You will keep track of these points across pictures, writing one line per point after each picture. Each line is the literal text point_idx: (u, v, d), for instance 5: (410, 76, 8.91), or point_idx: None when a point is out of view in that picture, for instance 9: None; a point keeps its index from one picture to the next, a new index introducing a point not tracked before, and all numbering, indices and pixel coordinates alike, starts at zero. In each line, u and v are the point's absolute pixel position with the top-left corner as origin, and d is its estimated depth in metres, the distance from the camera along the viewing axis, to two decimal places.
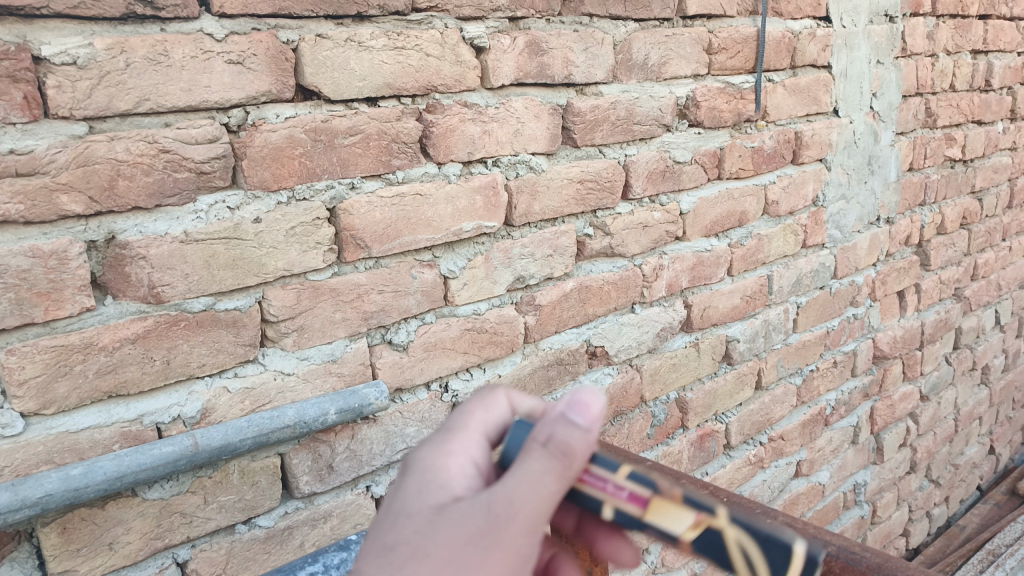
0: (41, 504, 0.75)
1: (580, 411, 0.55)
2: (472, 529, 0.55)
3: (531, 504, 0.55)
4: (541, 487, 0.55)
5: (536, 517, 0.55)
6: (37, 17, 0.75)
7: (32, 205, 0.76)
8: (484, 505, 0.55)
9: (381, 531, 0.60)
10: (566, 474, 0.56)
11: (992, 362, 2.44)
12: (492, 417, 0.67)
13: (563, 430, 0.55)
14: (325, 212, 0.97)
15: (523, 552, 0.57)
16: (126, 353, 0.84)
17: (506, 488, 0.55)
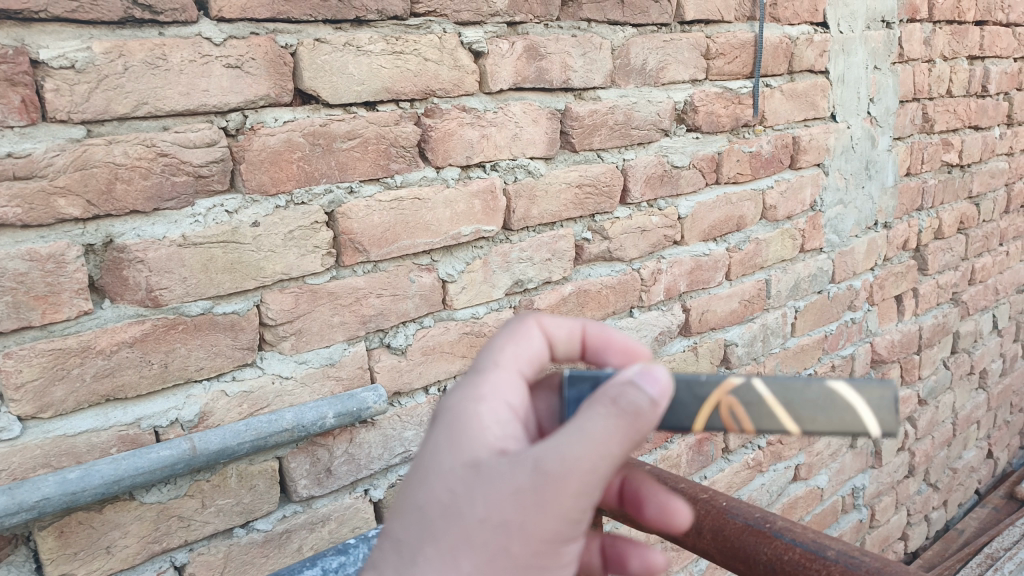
0: (37, 508, 0.75)
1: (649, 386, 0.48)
2: (512, 489, 0.48)
3: (589, 465, 0.47)
4: (604, 449, 0.47)
5: (594, 481, 0.47)
6: (36, 21, 0.75)
7: (29, 209, 0.77)
8: (529, 464, 0.48)
9: (411, 485, 0.53)
10: (634, 438, 0.47)
11: (990, 366, 2.44)
12: (526, 353, 0.62)
13: (633, 390, 0.47)
14: (324, 216, 0.97)
15: (571, 521, 0.49)
16: (123, 356, 0.84)
17: (557, 446, 0.47)
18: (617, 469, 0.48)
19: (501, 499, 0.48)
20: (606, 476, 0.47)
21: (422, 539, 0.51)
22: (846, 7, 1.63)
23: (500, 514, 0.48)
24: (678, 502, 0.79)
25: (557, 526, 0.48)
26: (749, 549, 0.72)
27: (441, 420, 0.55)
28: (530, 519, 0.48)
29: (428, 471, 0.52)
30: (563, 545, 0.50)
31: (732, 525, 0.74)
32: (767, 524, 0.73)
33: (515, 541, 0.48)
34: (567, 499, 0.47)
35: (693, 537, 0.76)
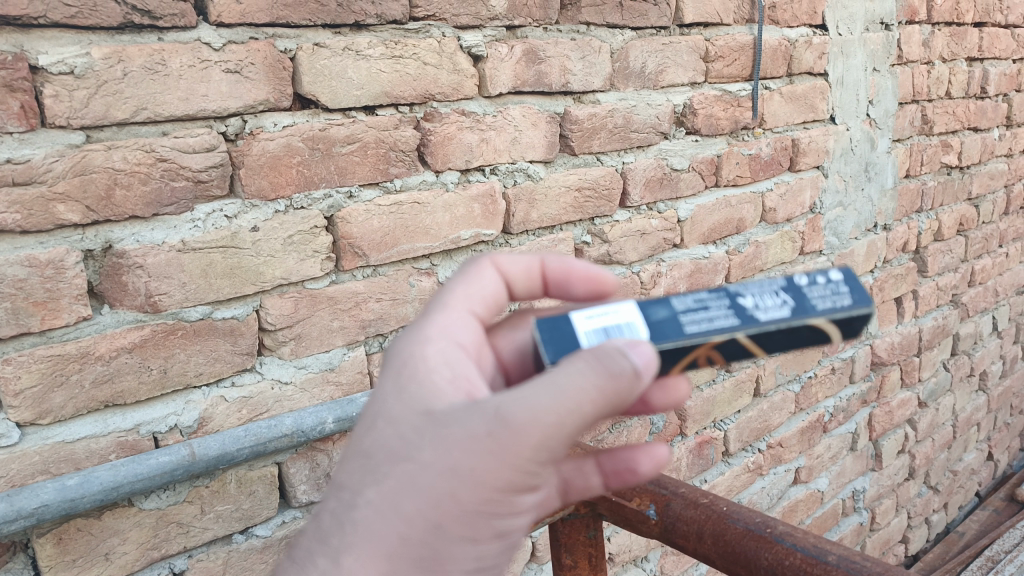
0: (36, 515, 0.75)
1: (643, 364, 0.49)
2: (468, 436, 0.49)
3: (555, 419, 0.47)
4: (576, 404, 0.47)
5: (557, 435, 0.48)
6: (35, 27, 0.75)
7: (28, 215, 0.76)
8: (489, 413, 0.48)
9: (362, 430, 0.54)
10: (616, 401, 0.48)
11: (990, 368, 2.44)
12: (479, 294, 0.63)
13: (619, 354, 0.49)
14: (323, 221, 0.97)
15: (523, 474, 0.49)
16: (122, 362, 0.84)
17: (523, 397, 0.48)
18: (585, 425, 0.48)
19: (455, 445, 0.49)
20: (572, 433, 0.48)
21: (367, 479, 0.51)
22: (845, 9, 1.63)
23: (451, 460, 0.49)
24: (679, 506, 0.79)
25: (512, 477, 0.49)
26: (750, 554, 0.72)
27: (395, 368, 0.56)
28: (485, 467, 0.48)
29: (382, 416, 0.53)
30: (515, 495, 0.51)
31: (732, 530, 0.74)
32: (768, 529, 0.73)
33: (463, 487, 0.49)
34: (528, 450, 0.48)
35: (693, 542, 0.76)
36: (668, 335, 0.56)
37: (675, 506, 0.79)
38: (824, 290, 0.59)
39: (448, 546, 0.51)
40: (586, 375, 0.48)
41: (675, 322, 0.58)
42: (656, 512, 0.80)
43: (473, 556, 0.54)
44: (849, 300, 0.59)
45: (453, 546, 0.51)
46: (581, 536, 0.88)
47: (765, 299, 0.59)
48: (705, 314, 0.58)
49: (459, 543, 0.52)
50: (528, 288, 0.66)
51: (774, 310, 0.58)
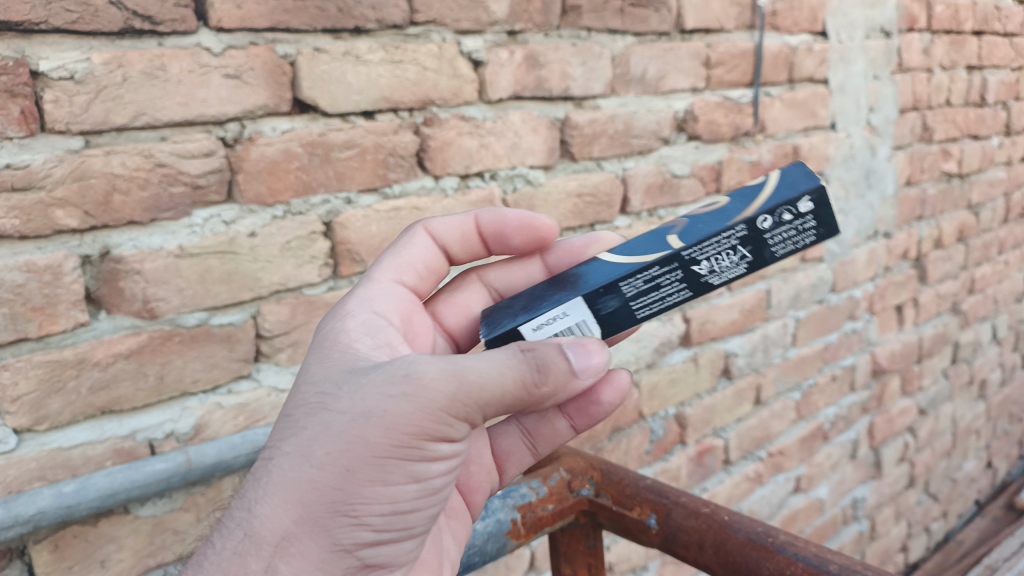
0: (33, 522, 0.75)
1: (580, 352, 0.65)
2: (385, 385, 0.63)
3: (457, 370, 0.62)
4: (487, 362, 0.63)
5: (456, 383, 0.62)
6: (36, 32, 0.75)
7: (26, 220, 0.76)
8: (406, 369, 0.63)
9: (291, 396, 0.69)
10: (526, 363, 0.63)
11: (989, 376, 2.44)
12: (406, 260, 0.87)
13: (529, 349, 0.64)
14: (321, 227, 0.96)
15: (427, 424, 0.62)
16: (119, 369, 0.83)
17: (438, 360, 0.63)
18: (484, 377, 0.62)
19: (370, 393, 0.63)
20: (473, 382, 0.62)
21: (289, 432, 0.65)
22: (845, 17, 1.63)
23: (365, 403, 0.63)
24: (680, 516, 0.78)
25: (418, 419, 0.62)
26: (751, 564, 0.71)
27: (324, 346, 0.74)
28: (392, 407, 0.62)
29: (308, 383, 0.69)
30: (422, 441, 0.63)
31: (733, 540, 0.73)
32: (769, 538, 0.71)
33: (372, 428, 0.61)
34: (433, 394, 0.62)
35: (694, 552, 0.75)
36: (625, 325, 0.76)
37: (676, 516, 0.78)
38: (782, 235, 0.75)
39: (360, 484, 0.62)
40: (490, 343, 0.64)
41: (629, 310, 0.77)
42: (656, 522, 0.79)
43: (385, 500, 0.64)
44: (811, 234, 0.75)
45: (364, 485, 0.62)
46: (581, 546, 0.88)
47: (723, 256, 0.76)
48: (662, 295, 0.77)
49: (371, 482, 0.63)
50: (461, 241, 0.89)
51: (725, 274, 0.76)
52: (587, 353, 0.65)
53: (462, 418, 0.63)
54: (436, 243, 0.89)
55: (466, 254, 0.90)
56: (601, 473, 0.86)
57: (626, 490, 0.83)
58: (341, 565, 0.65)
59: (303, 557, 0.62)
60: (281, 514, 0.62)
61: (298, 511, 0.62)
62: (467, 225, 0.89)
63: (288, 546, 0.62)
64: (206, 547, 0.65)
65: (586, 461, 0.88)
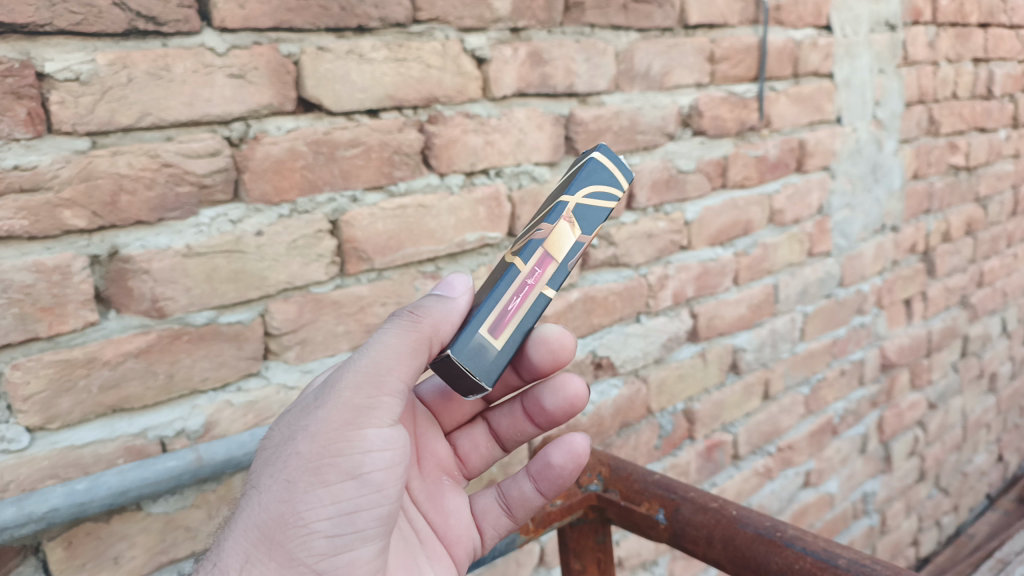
0: (45, 520, 0.76)
1: (444, 288, 0.76)
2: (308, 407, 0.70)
3: (356, 367, 0.70)
4: (377, 347, 0.70)
5: (358, 375, 0.69)
6: (42, 34, 0.75)
7: (35, 221, 0.77)
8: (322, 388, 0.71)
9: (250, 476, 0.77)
10: (405, 328, 0.71)
11: (999, 369, 2.42)
12: None
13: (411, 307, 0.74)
14: (327, 225, 0.96)
15: (347, 414, 0.68)
16: (128, 368, 0.84)
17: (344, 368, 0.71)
18: (379, 356, 0.70)
19: (294, 421, 0.70)
20: (371, 366, 0.70)
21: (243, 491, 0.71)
22: (849, 11, 1.62)
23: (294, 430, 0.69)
24: (689, 511, 0.78)
25: (335, 418, 0.67)
26: (760, 558, 0.70)
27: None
28: (311, 418, 0.68)
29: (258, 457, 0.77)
30: (350, 440, 0.67)
31: (742, 535, 0.72)
32: (778, 533, 0.71)
33: (300, 443, 0.67)
34: (341, 390, 0.69)
35: (703, 546, 0.75)
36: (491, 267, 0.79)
37: (685, 510, 0.78)
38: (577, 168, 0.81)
39: (301, 497, 0.66)
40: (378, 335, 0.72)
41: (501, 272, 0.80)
42: (665, 517, 0.79)
43: (335, 509, 0.67)
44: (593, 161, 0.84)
45: (306, 496, 0.66)
46: (590, 541, 0.88)
47: None
48: None
49: (313, 492, 0.66)
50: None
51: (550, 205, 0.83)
52: (450, 287, 0.76)
53: (376, 404, 0.69)
54: None
55: None
56: (610, 469, 0.87)
57: (635, 486, 0.83)
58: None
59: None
60: (240, 546, 0.66)
61: (254, 539, 0.66)
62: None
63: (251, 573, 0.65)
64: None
65: (595, 456, 0.89)
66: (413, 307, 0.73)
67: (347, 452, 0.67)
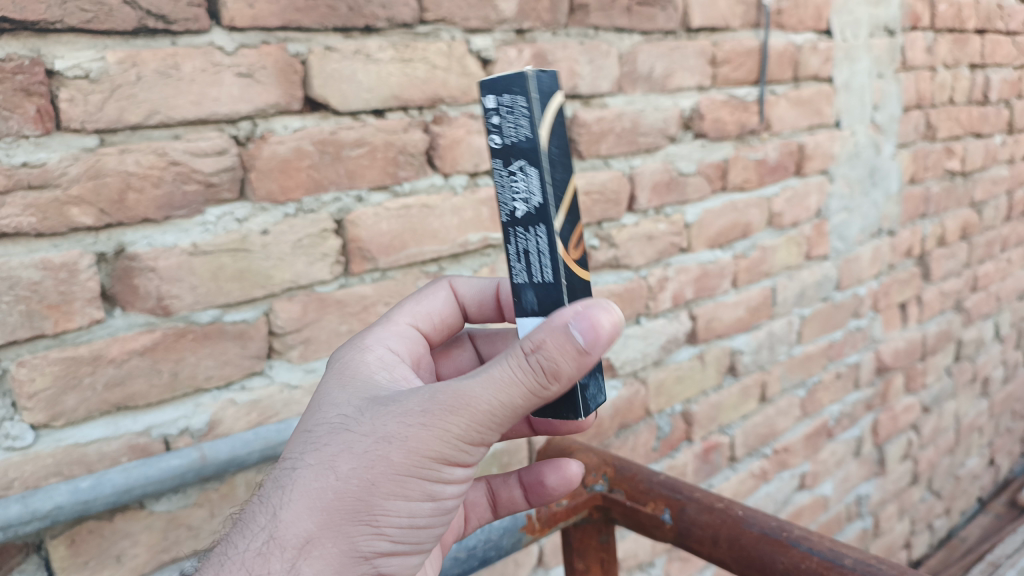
0: (50, 517, 0.76)
1: (589, 334, 0.60)
2: (404, 409, 0.63)
3: (473, 399, 0.61)
4: (499, 388, 0.61)
5: (472, 412, 0.61)
6: (52, 31, 0.76)
7: (43, 218, 0.77)
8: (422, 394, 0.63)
9: (308, 417, 0.69)
10: (538, 380, 0.61)
11: (992, 373, 2.44)
12: (424, 309, 0.88)
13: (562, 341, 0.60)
14: (332, 224, 0.96)
15: (449, 439, 0.62)
16: (134, 365, 0.84)
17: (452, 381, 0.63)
18: (503, 402, 0.61)
19: (387, 420, 0.63)
20: (489, 406, 0.61)
21: (309, 448, 0.65)
22: (850, 15, 1.63)
23: (386, 428, 0.63)
24: (694, 511, 0.78)
25: (437, 445, 0.62)
26: (766, 558, 0.71)
27: (342, 369, 0.75)
28: (412, 432, 0.62)
29: (325, 406, 0.70)
30: (439, 467, 0.63)
31: (748, 535, 0.73)
32: (784, 533, 0.71)
33: (396, 451, 0.62)
34: (451, 420, 0.62)
35: (708, 546, 0.76)
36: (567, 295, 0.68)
37: (690, 511, 0.78)
38: (503, 113, 0.65)
39: (381, 503, 0.62)
40: (501, 362, 0.62)
41: (541, 285, 0.68)
42: (671, 517, 0.79)
43: (406, 522, 0.64)
44: (520, 96, 0.64)
45: (385, 503, 0.62)
46: (593, 541, 0.88)
47: (516, 183, 0.66)
48: (535, 253, 0.67)
49: (393, 502, 0.63)
50: (479, 301, 0.91)
51: (534, 186, 0.65)
52: (597, 336, 0.60)
53: (478, 443, 0.64)
54: (456, 302, 0.91)
55: (479, 317, 0.93)
56: (614, 469, 0.86)
57: (640, 486, 0.83)
58: None
59: (322, 565, 0.61)
60: (303, 521, 0.60)
61: (321, 518, 0.61)
62: (489, 290, 0.92)
63: (310, 552, 0.60)
64: (226, 546, 0.62)
65: (599, 457, 0.89)
66: (552, 344, 0.60)
67: (434, 476, 0.64)
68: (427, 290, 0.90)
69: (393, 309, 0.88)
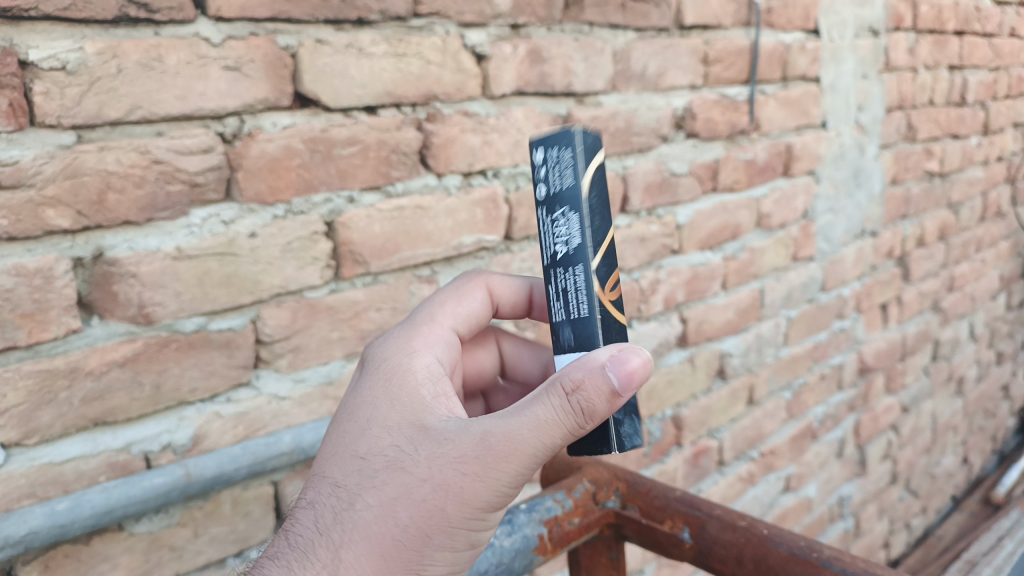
0: (24, 543, 0.71)
1: (623, 379, 0.63)
2: (459, 456, 0.63)
3: (519, 449, 0.63)
4: (542, 431, 0.63)
5: (519, 462, 0.63)
6: (25, 19, 0.70)
7: (16, 220, 0.71)
8: (476, 439, 0.64)
9: (357, 439, 0.68)
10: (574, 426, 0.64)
11: (967, 373, 2.46)
12: (462, 310, 0.86)
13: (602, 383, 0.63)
14: (323, 227, 0.92)
15: (502, 488, 0.63)
16: (113, 378, 0.79)
17: (505, 427, 0.63)
18: (543, 452, 0.64)
19: (443, 465, 0.63)
20: (532, 450, 0.63)
21: (366, 483, 0.64)
22: (836, 15, 1.62)
23: (438, 471, 0.63)
24: (716, 529, 0.76)
25: (484, 492, 0.63)
26: None
27: (391, 377, 0.74)
28: (466, 481, 0.62)
29: (372, 426, 0.69)
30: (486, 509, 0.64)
31: (776, 555, 0.71)
32: (814, 553, 0.69)
33: (451, 502, 0.62)
34: (500, 469, 0.63)
35: (732, 566, 0.74)
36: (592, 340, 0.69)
37: (711, 529, 0.76)
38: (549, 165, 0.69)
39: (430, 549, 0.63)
40: (543, 407, 0.63)
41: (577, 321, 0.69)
42: (690, 536, 0.77)
43: (448, 560, 0.65)
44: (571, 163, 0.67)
45: (434, 551, 0.63)
46: (602, 558, 0.85)
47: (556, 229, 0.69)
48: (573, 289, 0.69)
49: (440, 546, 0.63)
50: (513, 305, 0.91)
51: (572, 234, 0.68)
52: (630, 380, 0.63)
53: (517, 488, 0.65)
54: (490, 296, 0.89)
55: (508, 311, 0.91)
56: (627, 484, 0.83)
57: (655, 502, 0.80)
58: None
59: None
60: (361, 565, 0.61)
61: (378, 563, 0.61)
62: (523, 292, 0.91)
63: None
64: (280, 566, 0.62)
65: (609, 470, 0.85)
66: (590, 386, 0.63)
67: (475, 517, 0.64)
68: (466, 290, 0.87)
69: (435, 304, 0.85)
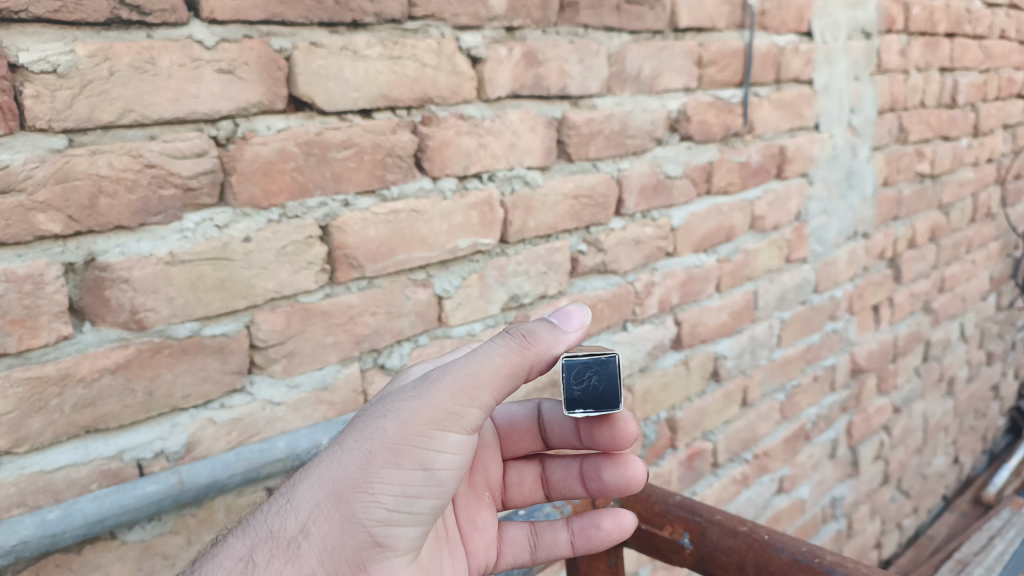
0: (14, 553, 0.70)
1: (561, 318, 0.69)
2: (407, 390, 0.68)
3: (457, 371, 0.66)
4: (483, 356, 0.66)
5: (457, 380, 0.65)
6: (15, 21, 0.69)
7: (6, 225, 0.70)
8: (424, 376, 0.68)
9: None
10: (514, 346, 0.66)
11: (957, 373, 2.47)
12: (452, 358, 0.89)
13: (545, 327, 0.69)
14: (318, 231, 0.91)
15: (443, 408, 0.65)
16: (105, 385, 0.78)
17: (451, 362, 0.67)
18: (484, 373, 0.65)
19: (392, 400, 0.68)
20: (472, 374, 0.65)
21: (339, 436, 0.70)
22: (829, 17, 1.62)
23: (384, 406, 0.67)
24: (716, 535, 0.76)
25: (423, 412, 0.64)
26: None
27: None
28: (405, 402, 0.65)
29: None
30: (436, 435, 0.65)
31: (777, 561, 0.71)
32: (816, 559, 0.69)
33: (390, 422, 0.65)
34: (437, 388, 0.65)
35: (734, 571, 0.74)
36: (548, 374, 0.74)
37: (712, 534, 0.77)
38: None
39: (376, 472, 0.64)
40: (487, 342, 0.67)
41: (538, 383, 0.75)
42: (690, 541, 0.78)
43: (400, 492, 0.65)
44: None
45: (381, 473, 0.64)
46: (601, 564, 0.87)
47: None
48: None
49: (387, 469, 0.64)
50: None
51: None
52: (567, 319, 0.69)
53: (466, 412, 0.65)
54: None
55: None
56: None
57: (655, 508, 0.83)
58: (359, 549, 0.64)
59: (325, 530, 0.63)
60: (313, 491, 0.65)
61: (328, 488, 0.64)
62: None
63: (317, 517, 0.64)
64: (259, 512, 0.68)
65: None
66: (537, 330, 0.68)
67: (426, 446, 0.65)
68: None
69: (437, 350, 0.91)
